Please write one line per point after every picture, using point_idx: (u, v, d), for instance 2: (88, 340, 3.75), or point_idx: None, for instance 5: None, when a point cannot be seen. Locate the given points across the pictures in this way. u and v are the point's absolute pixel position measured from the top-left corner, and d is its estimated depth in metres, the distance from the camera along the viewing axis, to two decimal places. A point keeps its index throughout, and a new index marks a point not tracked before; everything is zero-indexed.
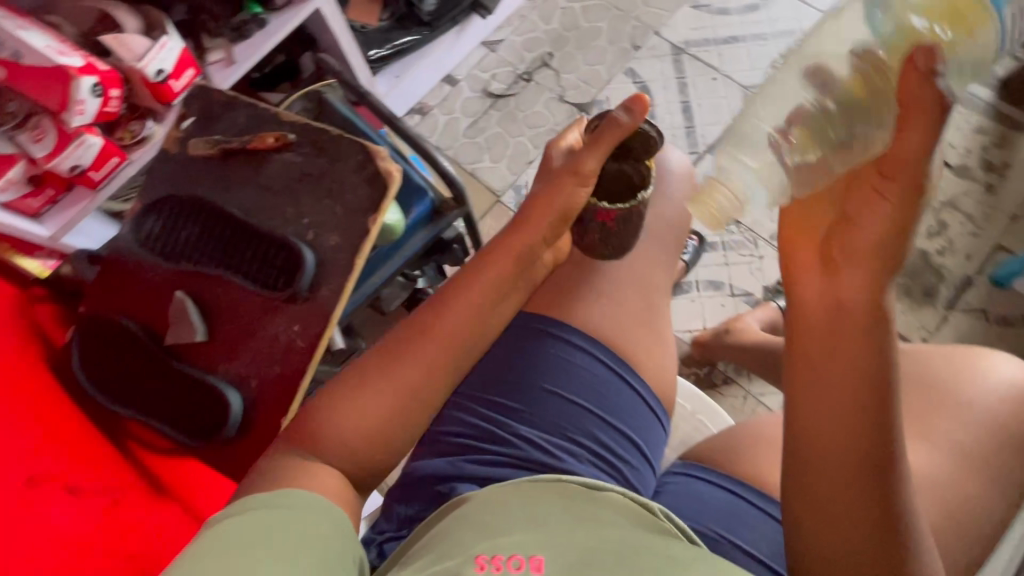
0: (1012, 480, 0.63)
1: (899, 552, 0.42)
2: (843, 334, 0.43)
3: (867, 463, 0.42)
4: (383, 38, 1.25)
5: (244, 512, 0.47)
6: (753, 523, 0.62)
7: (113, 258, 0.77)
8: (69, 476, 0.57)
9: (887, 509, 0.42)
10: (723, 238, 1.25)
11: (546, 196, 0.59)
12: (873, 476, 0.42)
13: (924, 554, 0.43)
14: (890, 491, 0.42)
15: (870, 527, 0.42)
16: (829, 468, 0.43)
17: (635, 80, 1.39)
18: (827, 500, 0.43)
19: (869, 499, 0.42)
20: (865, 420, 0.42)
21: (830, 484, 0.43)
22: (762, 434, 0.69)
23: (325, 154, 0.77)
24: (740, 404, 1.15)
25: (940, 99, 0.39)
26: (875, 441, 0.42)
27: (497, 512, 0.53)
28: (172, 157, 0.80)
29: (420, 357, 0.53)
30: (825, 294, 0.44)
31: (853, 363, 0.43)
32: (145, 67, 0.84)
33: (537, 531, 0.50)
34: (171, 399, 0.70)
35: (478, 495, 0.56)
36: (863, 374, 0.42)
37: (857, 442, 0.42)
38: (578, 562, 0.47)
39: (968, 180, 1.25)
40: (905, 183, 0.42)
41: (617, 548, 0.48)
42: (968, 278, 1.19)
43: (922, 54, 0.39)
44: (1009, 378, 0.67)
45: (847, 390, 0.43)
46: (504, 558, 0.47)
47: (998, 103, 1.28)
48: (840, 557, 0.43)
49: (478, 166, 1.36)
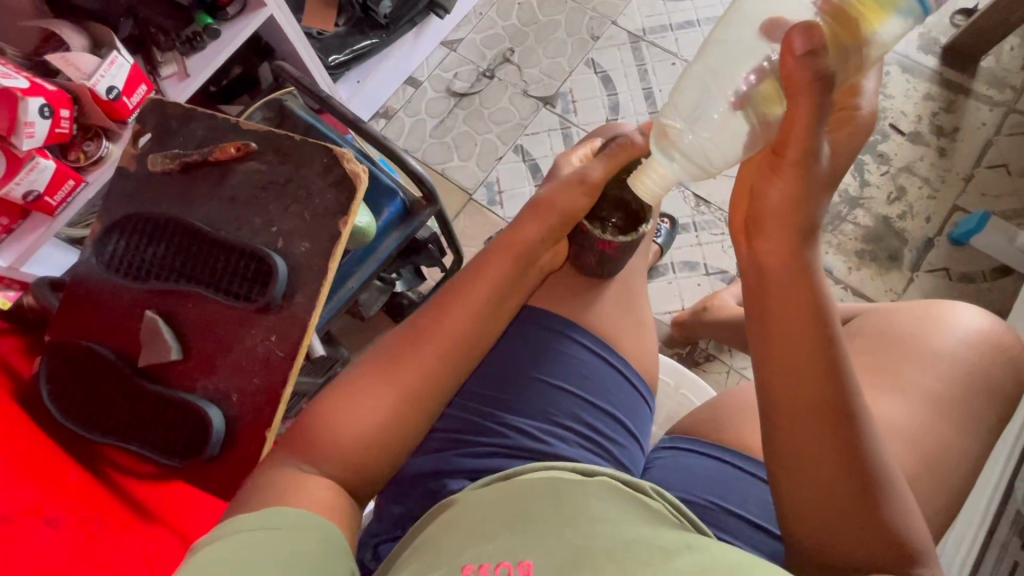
0: (982, 425, 0.66)
1: (868, 492, 0.49)
2: (795, 309, 0.50)
3: (833, 424, 0.48)
4: (341, 43, 1.24)
5: (225, 536, 0.46)
6: (742, 488, 0.64)
7: (75, 283, 0.74)
8: (46, 508, 0.54)
9: (853, 456, 0.49)
10: (694, 218, 1.27)
11: (550, 198, 0.62)
12: (839, 434, 0.48)
13: (889, 490, 0.49)
14: (855, 444, 0.48)
15: (842, 477, 0.49)
16: (801, 430, 0.49)
17: (596, 70, 1.41)
18: (802, 459, 0.50)
19: (837, 451, 0.48)
20: (825, 384, 0.48)
21: (804, 450, 0.49)
22: (746, 402, 0.70)
23: (289, 160, 0.76)
24: (723, 379, 1.17)
25: (823, 76, 0.43)
26: (836, 405, 0.48)
27: (483, 516, 0.51)
28: (131, 175, 0.77)
29: (416, 362, 0.58)
30: (774, 279, 0.50)
31: (808, 339, 0.49)
32: (94, 85, 0.82)
33: (524, 534, 0.48)
34: (150, 422, 0.68)
35: (463, 499, 0.55)
36: (819, 347, 0.49)
37: (820, 407, 0.49)
38: (568, 562, 0.45)
39: (922, 145, 1.29)
40: (794, 160, 0.47)
41: (607, 546, 0.47)
42: (929, 240, 1.23)
43: (800, 33, 0.42)
44: (973, 326, 0.69)
45: (807, 364, 0.49)
46: (491, 568, 0.45)
47: (942, 70, 1.34)
48: (820, 504, 0.49)
49: (448, 166, 1.36)
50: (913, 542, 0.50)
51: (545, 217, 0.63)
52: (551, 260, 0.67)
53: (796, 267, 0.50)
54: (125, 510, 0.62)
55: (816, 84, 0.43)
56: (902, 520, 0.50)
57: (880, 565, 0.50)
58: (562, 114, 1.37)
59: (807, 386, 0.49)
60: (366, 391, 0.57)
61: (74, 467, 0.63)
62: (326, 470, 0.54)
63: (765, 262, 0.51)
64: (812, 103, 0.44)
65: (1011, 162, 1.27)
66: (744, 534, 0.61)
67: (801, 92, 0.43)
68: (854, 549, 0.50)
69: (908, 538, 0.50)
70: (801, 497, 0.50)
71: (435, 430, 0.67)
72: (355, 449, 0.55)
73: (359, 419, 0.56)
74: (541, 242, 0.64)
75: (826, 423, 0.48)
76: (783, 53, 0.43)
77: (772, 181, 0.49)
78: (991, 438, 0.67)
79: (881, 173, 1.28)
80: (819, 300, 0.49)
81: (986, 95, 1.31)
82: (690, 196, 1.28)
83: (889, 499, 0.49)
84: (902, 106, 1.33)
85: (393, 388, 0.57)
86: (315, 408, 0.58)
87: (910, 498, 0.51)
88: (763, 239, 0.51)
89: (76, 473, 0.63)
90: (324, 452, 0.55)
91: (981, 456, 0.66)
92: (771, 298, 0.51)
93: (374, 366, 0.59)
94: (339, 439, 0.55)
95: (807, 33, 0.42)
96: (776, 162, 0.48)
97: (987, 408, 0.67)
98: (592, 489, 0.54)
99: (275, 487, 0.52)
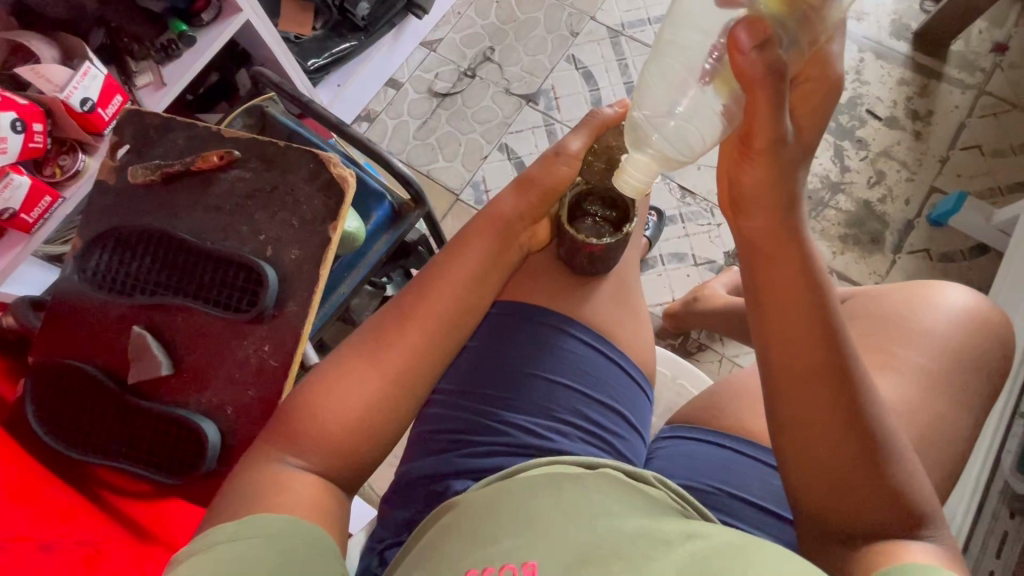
0: (972, 400, 0.68)
1: (876, 454, 0.49)
2: (788, 279, 0.52)
3: (833, 385, 0.50)
4: (320, 47, 1.22)
5: (214, 546, 0.45)
6: (744, 473, 0.64)
7: (57, 302, 0.72)
8: (38, 535, 0.52)
9: (856, 417, 0.50)
10: (681, 210, 1.28)
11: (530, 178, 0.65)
12: (838, 396, 0.50)
13: (896, 452, 0.50)
14: (855, 406, 0.50)
15: (846, 438, 0.50)
16: (802, 394, 0.51)
17: (577, 66, 1.41)
18: (805, 422, 0.51)
19: (839, 412, 0.50)
20: (823, 347, 0.50)
21: (806, 414, 0.51)
22: (744, 388, 0.71)
23: (274, 166, 0.75)
24: (717, 367, 1.19)
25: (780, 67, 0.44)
26: (836, 369, 0.50)
27: (486, 518, 0.50)
28: (110, 188, 0.76)
29: (399, 364, 0.58)
30: (766, 255, 0.54)
31: (802, 306, 0.51)
32: (68, 97, 0.80)
33: (528, 535, 0.47)
34: (144, 439, 0.67)
35: (466, 500, 0.54)
36: (813, 314, 0.51)
37: (819, 370, 0.50)
38: (574, 561, 0.44)
39: (898, 130, 1.32)
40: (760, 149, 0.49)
41: (612, 543, 0.46)
42: (909, 222, 1.26)
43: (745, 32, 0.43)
44: (960, 304, 0.71)
45: (802, 330, 0.51)
46: (496, 571, 0.45)
47: (913, 56, 1.37)
48: (827, 468, 0.50)
49: (433, 167, 1.35)
50: (924, 505, 0.50)
51: (525, 193, 0.65)
52: (529, 240, 0.69)
53: (784, 243, 0.53)
54: (120, 532, 0.61)
55: (775, 79, 0.44)
56: (911, 482, 0.50)
57: (893, 533, 0.49)
58: (545, 111, 1.37)
59: (805, 351, 0.51)
60: (350, 384, 0.56)
61: (64, 490, 0.62)
62: (323, 475, 0.54)
63: (754, 237, 0.54)
64: (769, 97, 0.45)
65: (984, 143, 1.30)
66: (748, 517, 0.62)
67: (759, 87, 0.44)
68: (863, 516, 0.50)
69: (918, 503, 0.50)
70: (807, 462, 0.51)
71: (436, 431, 0.67)
72: (352, 451, 0.55)
73: (350, 418, 0.55)
74: (518, 216, 0.66)
75: (826, 387, 0.50)
76: (731, 49, 0.44)
77: (746, 167, 0.52)
78: (981, 413, 0.68)
79: (860, 158, 1.31)
80: (810, 271, 0.52)
81: (958, 78, 1.34)
82: (675, 187, 1.29)
83: (895, 462, 0.50)
84: (877, 92, 1.35)
85: (386, 389, 0.57)
86: (297, 395, 0.57)
87: (917, 463, 0.51)
88: (752, 219, 0.54)
89: (67, 495, 0.61)
90: (319, 457, 0.54)
91: (973, 431, 0.67)
92: (765, 273, 0.54)
93: (355, 355, 0.58)
94: (331, 438, 0.54)
95: (752, 29, 0.43)
96: (742, 151, 0.51)
97: (977, 383, 0.68)
98: (593, 485, 0.53)
99: (263, 491, 0.50)
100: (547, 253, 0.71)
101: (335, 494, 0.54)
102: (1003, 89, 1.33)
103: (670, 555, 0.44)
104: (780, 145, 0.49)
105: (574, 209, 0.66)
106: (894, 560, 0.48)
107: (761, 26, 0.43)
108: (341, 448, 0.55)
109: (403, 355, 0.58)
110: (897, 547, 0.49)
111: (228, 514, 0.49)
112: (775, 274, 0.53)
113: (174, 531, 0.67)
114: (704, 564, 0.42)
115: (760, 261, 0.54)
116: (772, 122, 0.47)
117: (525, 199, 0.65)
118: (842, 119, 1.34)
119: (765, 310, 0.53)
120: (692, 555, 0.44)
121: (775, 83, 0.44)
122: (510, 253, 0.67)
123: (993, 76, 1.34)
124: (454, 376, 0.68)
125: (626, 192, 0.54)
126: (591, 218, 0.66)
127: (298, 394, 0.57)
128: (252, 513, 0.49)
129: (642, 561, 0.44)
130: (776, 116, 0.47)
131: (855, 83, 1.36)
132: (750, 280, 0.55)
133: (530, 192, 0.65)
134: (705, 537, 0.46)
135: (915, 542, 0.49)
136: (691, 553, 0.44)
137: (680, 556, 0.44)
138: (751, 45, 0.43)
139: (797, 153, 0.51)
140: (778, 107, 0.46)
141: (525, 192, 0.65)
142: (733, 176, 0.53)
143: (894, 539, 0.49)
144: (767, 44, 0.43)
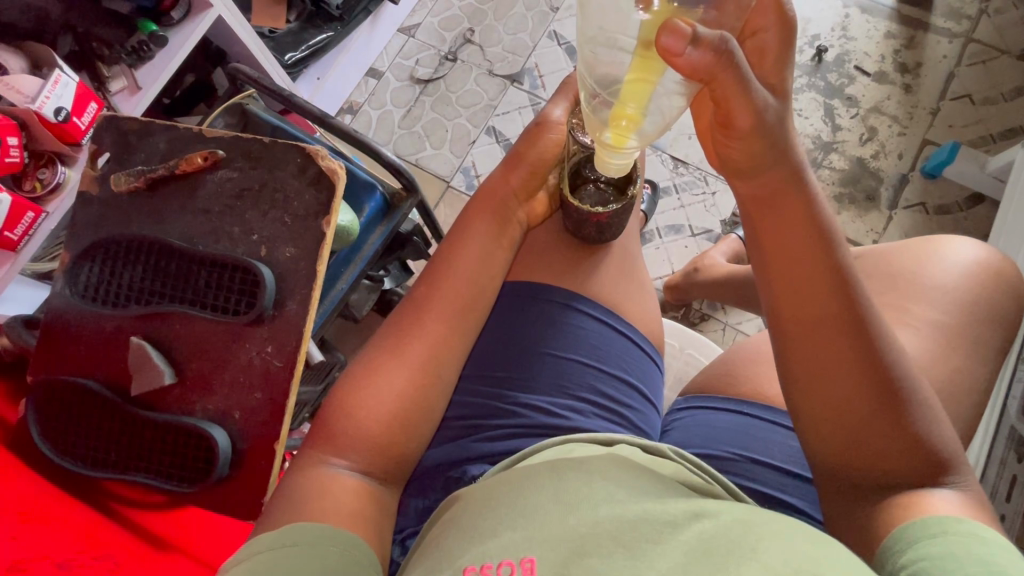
0: (983, 350, 0.67)
1: (891, 403, 0.49)
2: (801, 238, 0.52)
3: (847, 338, 0.50)
4: (296, 40, 1.18)
5: (254, 555, 0.45)
6: (763, 437, 0.65)
7: (51, 320, 0.70)
8: (55, 553, 0.51)
9: (871, 367, 0.50)
10: (674, 181, 1.27)
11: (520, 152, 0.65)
12: (854, 347, 0.50)
13: (914, 401, 0.50)
14: (872, 356, 0.50)
15: (862, 388, 0.50)
16: (816, 347, 0.51)
17: (560, 41, 1.38)
18: (820, 374, 0.51)
19: (854, 361, 0.50)
20: (837, 302, 0.51)
21: (819, 365, 0.51)
22: (756, 353, 0.72)
23: (259, 163, 0.73)
24: (721, 335, 1.19)
25: (715, 48, 0.39)
26: (848, 317, 0.50)
27: (486, 509, 0.48)
28: (93, 200, 0.73)
29: (403, 359, 0.58)
30: (770, 212, 0.53)
31: (817, 261, 0.51)
32: (41, 108, 0.78)
33: (527, 525, 0.45)
34: (152, 448, 0.65)
35: (471, 490, 0.52)
36: (827, 267, 0.51)
37: (832, 323, 0.51)
38: (572, 554, 0.42)
39: (888, 84, 1.31)
40: (741, 129, 0.48)
41: (613, 529, 0.43)
42: (903, 177, 1.25)
43: (671, 34, 0.37)
44: (964, 256, 0.71)
45: (816, 285, 0.51)
46: (493, 568, 0.42)
47: (899, 9, 1.35)
48: (843, 418, 0.51)
49: (421, 156, 1.32)
50: (943, 452, 0.50)
51: (514, 166, 0.66)
52: (527, 216, 0.69)
53: (802, 201, 0.52)
54: (137, 543, 0.60)
55: (731, 66, 0.42)
56: (929, 428, 0.50)
57: (914, 480, 0.49)
58: (530, 90, 1.35)
59: (818, 305, 0.51)
60: (380, 383, 0.56)
61: (77, 509, 0.60)
62: (358, 473, 0.54)
63: (774, 199, 0.53)
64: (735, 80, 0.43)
65: (974, 92, 1.29)
66: (773, 481, 0.62)
67: (719, 70, 0.41)
68: (884, 465, 0.50)
69: (939, 449, 0.50)
70: (820, 415, 0.52)
71: (451, 420, 0.66)
72: (390, 445, 0.56)
73: (377, 420, 0.55)
74: (512, 196, 0.66)
75: (843, 339, 0.50)
76: (666, 57, 0.39)
77: (730, 144, 0.51)
78: (994, 363, 0.68)
79: (851, 116, 1.29)
80: (823, 229, 0.52)
81: (944, 27, 1.33)
82: (667, 159, 1.28)
83: (916, 411, 0.50)
84: (864, 46, 1.33)
85: (414, 378, 0.57)
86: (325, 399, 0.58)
87: (938, 408, 0.51)
88: (752, 180, 0.53)
89: (79, 513, 0.60)
90: (361, 456, 0.54)
91: (985, 378, 0.67)
92: (767, 227, 0.53)
93: (375, 353, 0.58)
94: (355, 436, 0.54)
95: (675, 29, 0.37)
96: (727, 133, 0.50)
97: (986, 333, 0.68)
98: (597, 468, 0.50)
99: (299, 496, 0.51)
100: (551, 234, 0.70)
101: (369, 488, 0.54)
102: (990, 36, 1.31)
103: (677, 537, 0.42)
104: (764, 115, 0.48)
105: (574, 177, 0.64)
106: (915, 512, 0.48)
107: (680, 24, 0.37)
108: (365, 440, 0.55)
109: (423, 345, 0.58)
110: (919, 497, 0.49)
111: (272, 518, 0.50)
112: (788, 233, 0.52)
113: (191, 540, 0.67)
114: (712, 545, 0.41)
115: (760, 217, 0.54)
116: (747, 104, 0.46)
117: (517, 173, 0.65)
118: (831, 77, 1.32)
119: (771, 265, 0.54)
120: (698, 535, 0.42)
121: (731, 61, 0.41)
122: (510, 232, 0.66)
123: (980, 23, 1.32)
124: (468, 367, 0.67)
125: (613, 172, 0.53)
126: (594, 183, 0.64)
127: (326, 402, 0.57)
128: (292, 520, 0.49)
129: (645, 547, 0.42)
130: (751, 94, 0.45)
131: (841, 40, 1.34)
132: (753, 237, 0.55)
133: (520, 168, 0.65)
134: (715, 515, 0.44)
135: (939, 490, 0.49)
136: (699, 534, 0.42)
137: (688, 537, 0.42)
138: (686, 43, 0.38)
139: (782, 112, 0.49)
140: (748, 89, 0.45)
141: (515, 166, 0.65)
142: (721, 153, 0.53)
143: (916, 488, 0.49)
144: (700, 35, 0.38)
